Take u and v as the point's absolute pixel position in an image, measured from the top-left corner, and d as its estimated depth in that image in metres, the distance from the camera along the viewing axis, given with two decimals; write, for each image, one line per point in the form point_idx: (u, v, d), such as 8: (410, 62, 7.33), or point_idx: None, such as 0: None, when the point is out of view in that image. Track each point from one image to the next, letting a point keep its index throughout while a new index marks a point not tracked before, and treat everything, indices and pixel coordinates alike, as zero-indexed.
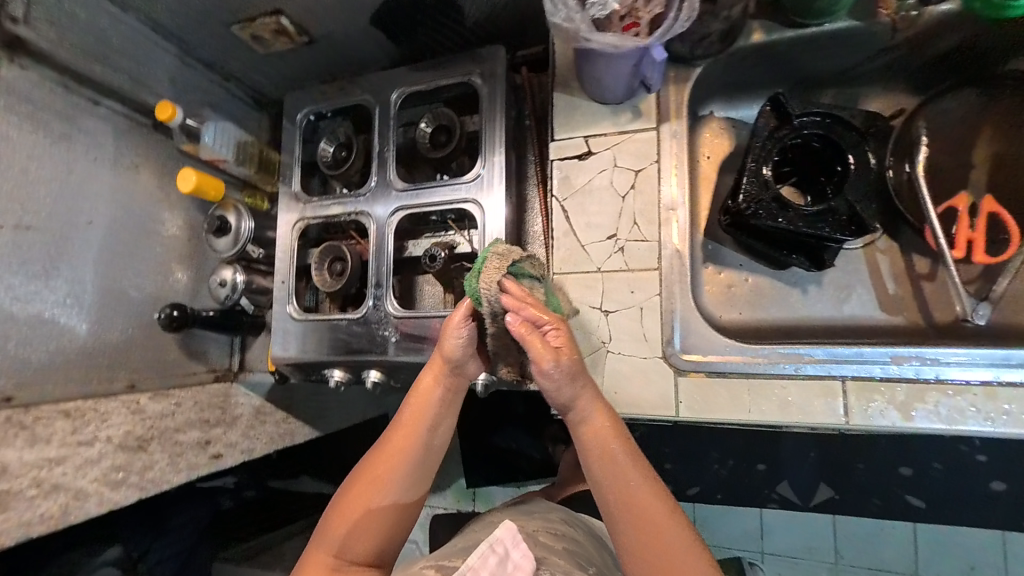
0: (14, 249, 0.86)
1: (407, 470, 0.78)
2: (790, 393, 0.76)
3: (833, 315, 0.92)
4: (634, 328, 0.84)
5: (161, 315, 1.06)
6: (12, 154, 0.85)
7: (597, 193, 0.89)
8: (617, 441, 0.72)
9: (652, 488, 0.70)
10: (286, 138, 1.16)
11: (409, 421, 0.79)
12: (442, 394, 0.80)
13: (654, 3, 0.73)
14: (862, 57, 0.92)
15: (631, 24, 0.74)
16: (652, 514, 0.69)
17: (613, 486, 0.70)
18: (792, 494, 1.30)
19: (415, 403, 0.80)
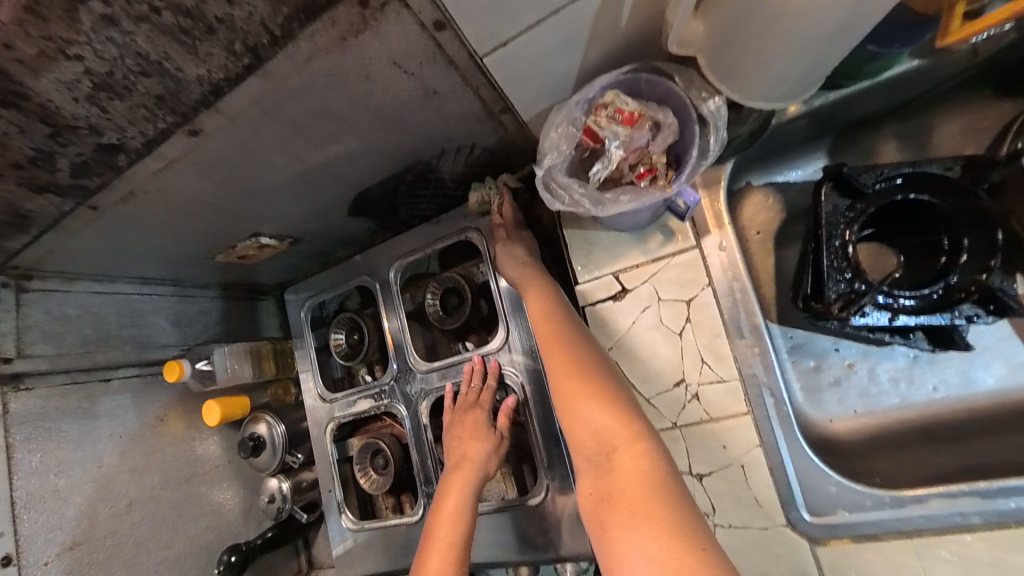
0: (67, 575, 0.83)
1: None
2: (975, 552, 0.58)
3: (975, 393, 0.73)
4: (741, 494, 0.69)
5: (220, 565, 0.99)
6: (40, 481, 0.82)
7: (645, 337, 0.75)
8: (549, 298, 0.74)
9: (594, 379, 0.65)
10: (296, 333, 1.10)
11: (444, 516, 0.75)
12: (462, 496, 0.77)
13: (666, 133, 0.59)
14: (935, 82, 0.70)
15: (646, 168, 0.60)
16: (596, 421, 0.61)
17: (563, 398, 0.65)
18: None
19: (449, 504, 0.76)
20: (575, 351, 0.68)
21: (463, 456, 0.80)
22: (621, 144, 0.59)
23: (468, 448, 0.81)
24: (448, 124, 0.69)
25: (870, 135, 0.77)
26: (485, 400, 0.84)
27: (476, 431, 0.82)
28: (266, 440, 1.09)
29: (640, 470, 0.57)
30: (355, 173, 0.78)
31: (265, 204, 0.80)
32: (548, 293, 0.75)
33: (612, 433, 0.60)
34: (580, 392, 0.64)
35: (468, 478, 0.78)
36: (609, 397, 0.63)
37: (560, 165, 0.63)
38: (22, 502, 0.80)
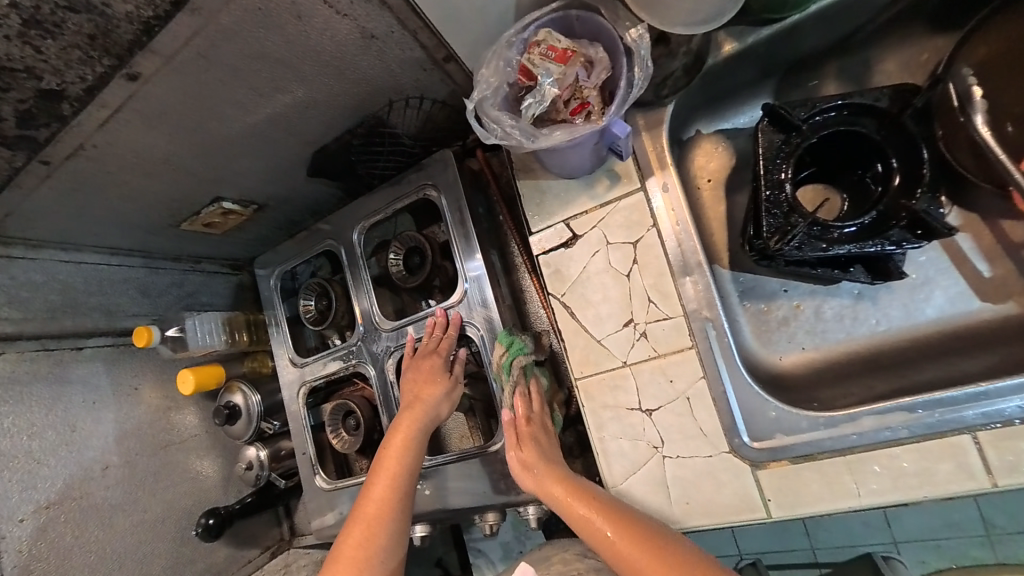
0: (40, 533, 0.85)
1: (400, 498, 0.78)
2: (904, 462, 0.60)
3: (917, 322, 0.75)
4: (688, 424, 0.71)
5: (198, 527, 1.01)
6: (12, 443, 0.84)
7: (595, 280, 0.77)
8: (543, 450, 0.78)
9: (588, 494, 0.70)
10: (267, 304, 1.11)
11: (394, 450, 0.81)
12: (419, 431, 0.82)
13: (598, 69, 0.61)
14: (869, 17, 0.71)
15: (579, 105, 0.62)
16: (631, 556, 0.63)
17: (578, 518, 0.69)
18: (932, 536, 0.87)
19: (399, 436, 0.82)
20: (546, 462, 0.76)
21: (416, 397, 0.85)
22: (553, 78, 0.60)
23: (422, 390, 0.85)
24: (392, 72, 0.71)
25: (811, 76, 0.79)
26: (445, 347, 0.87)
27: (432, 376, 0.86)
28: (242, 410, 1.11)
29: (658, 556, 0.61)
30: (308, 129, 0.79)
31: (222, 164, 0.82)
32: (552, 463, 0.76)
33: (620, 539, 0.65)
34: (541, 463, 0.76)
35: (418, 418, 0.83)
36: (580, 488, 0.72)
37: (495, 100, 0.64)
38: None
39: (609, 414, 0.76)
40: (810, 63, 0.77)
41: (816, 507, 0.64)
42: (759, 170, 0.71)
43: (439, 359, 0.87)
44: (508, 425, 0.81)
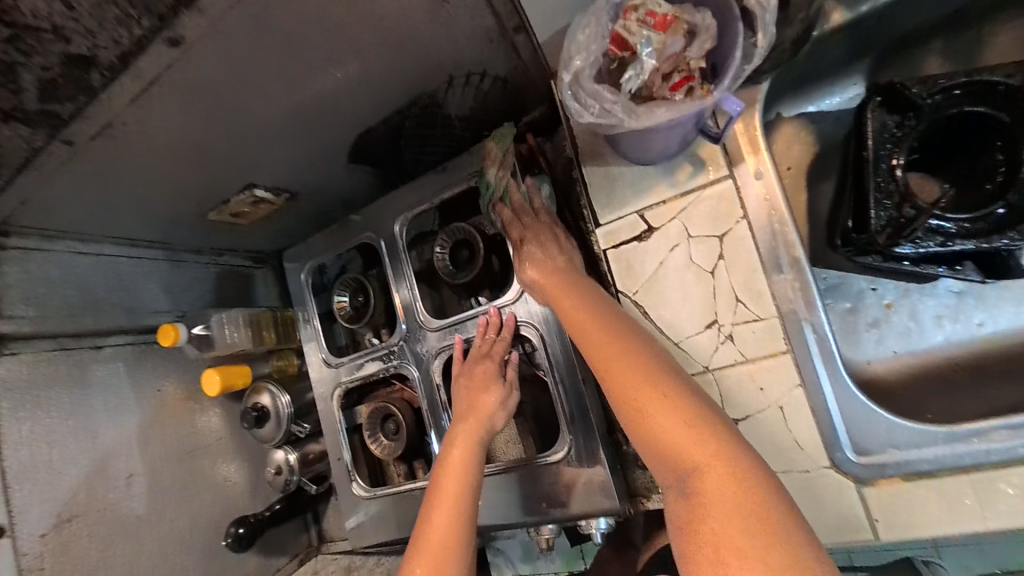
0: (63, 551, 0.76)
1: (466, 523, 0.70)
2: None
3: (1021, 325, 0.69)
4: (780, 437, 0.65)
5: (228, 538, 0.95)
6: (31, 454, 0.76)
7: (673, 277, 0.70)
8: (583, 304, 0.67)
9: (685, 398, 0.56)
10: (297, 300, 1.04)
11: (453, 470, 0.74)
12: (477, 446, 0.76)
13: (703, 38, 0.53)
14: None
15: (681, 78, 0.55)
16: (670, 435, 0.54)
17: (637, 421, 0.57)
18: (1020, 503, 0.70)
19: (456, 454, 0.75)
20: (595, 318, 0.65)
21: (470, 407, 0.79)
22: (654, 49, 0.52)
23: (475, 398, 0.79)
24: (458, 44, 0.63)
25: (913, 53, 0.71)
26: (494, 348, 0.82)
27: (484, 384, 0.80)
28: (271, 411, 1.04)
29: (728, 487, 0.50)
30: (357, 108, 0.72)
31: (259, 147, 0.74)
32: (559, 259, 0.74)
33: (693, 443, 0.53)
34: (632, 371, 0.59)
35: (475, 432, 0.77)
36: (688, 401, 0.56)
37: (585, 76, 0.56)
38: (13, 474, 0.74)
39: None
40: (914, 39, 0.70)
41: (929, 530, 0.58)
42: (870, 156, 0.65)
43: (488, 365, 0.81)
44: (553, 285, 0.71)
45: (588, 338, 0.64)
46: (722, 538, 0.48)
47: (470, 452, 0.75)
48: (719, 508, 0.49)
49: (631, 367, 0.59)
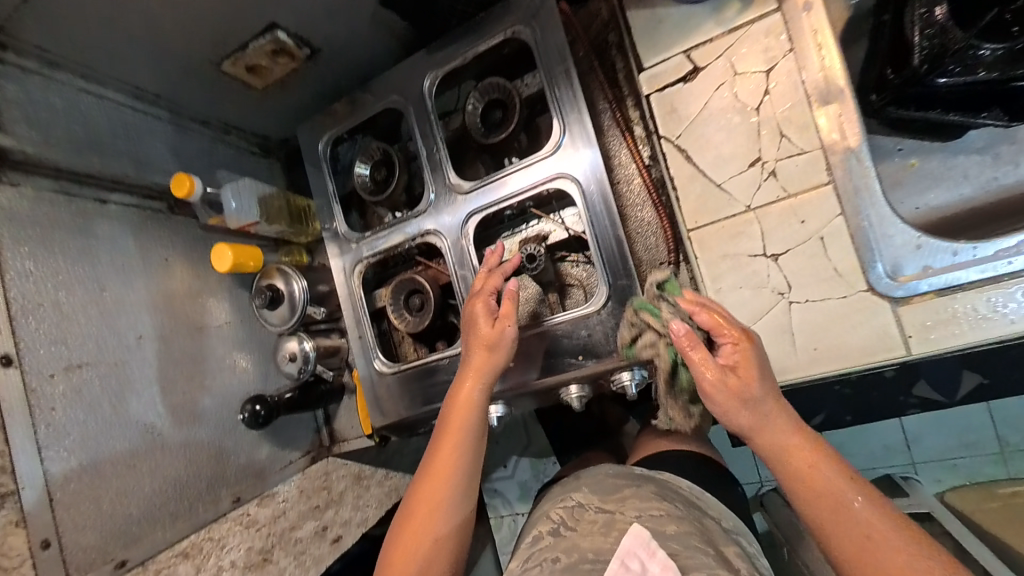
0: (74, 395, 0.70)
1: (455, 475, 0.70)
2: None
3: None
4: (819, 266, 0.66)
5: (244, 414, 0.90)
6: (37, 291, 0.70)
7: (718, 116, 0.71)
8: (787, 420, 0.60)
9: (833, 465, 0.58)
10: (313, 178, 1.00)
11: (450, 418, 0.73)
12: (484, 386, 0.74)
13: None
14: None
15: None
16: (841, 488, 0.56)
17: (801, 476, 0.58)
18: (935, 397, 0.91)
19: (464, 394, 0.73)
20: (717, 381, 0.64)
21: (479, 347, 0.75)
22: None
23: (484, 335, 0.75)
24: None
25: None
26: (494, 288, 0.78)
27: (494, 328, 0.74)
28: (286, 296, 1.00)
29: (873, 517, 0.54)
30: None
31: None
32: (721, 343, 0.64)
33: (849, 494, 0.56)
34: (825, 481, 0.57)
35: (478, 379, 0.73)
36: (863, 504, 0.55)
37: None
38: (18, 307, 0.68)
39: (727, 264, 0.70)
40: None
41: (963, 341, 0.61)
42: None
43: (490, 309, 0.76)
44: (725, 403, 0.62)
45: (725, 400, 0.62)
46: (829, 516, 0.55)
47: (466, 402, 0.73)
48: (857, 522, 0.54)
49: (851, 509, 0.55)
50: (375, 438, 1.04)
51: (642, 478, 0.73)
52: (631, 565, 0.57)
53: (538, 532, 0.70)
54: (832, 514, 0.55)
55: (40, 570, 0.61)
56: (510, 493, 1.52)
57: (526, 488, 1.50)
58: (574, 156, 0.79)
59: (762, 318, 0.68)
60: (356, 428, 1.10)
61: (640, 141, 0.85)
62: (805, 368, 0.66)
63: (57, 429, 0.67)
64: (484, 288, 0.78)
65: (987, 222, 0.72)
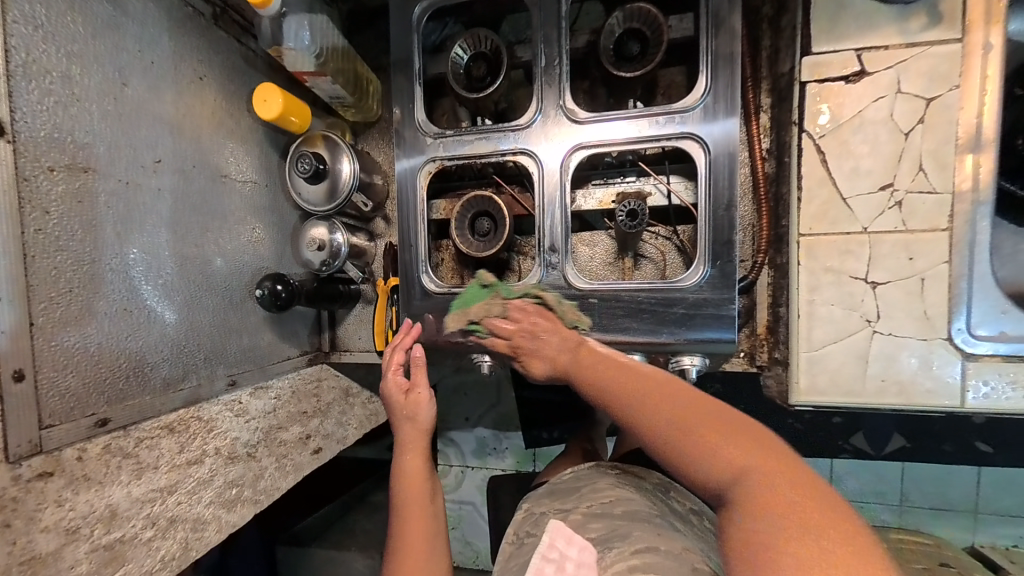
0: (74, 204, 0.54)
1: (431, 506, 0.75)
2: None
3: None
4: (913, 304, 0.69)
5: (260, 291, 0.78)
6: (45, 51, 0.52)
7: (870, 129, 0.69)
8: (671, 400, 0.57)
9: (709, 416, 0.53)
10: (397, 48, 0.84)
11: (412, 470, 0.77)
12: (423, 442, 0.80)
13: None
14: None
15: None
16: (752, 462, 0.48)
17: (709, 433, 0.52)
18: (867, 444, 1.12)
19: (409, 439, 0.80)
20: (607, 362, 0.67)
21: (410, 412, 0.80)
22: None
23: (406, 402, 0.81)
24: None
25: None
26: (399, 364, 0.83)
27: (409, 397, 0.81)
28: (331, 173, 0.86)
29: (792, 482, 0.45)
30: None
31: None
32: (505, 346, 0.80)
33: (773, 465, 0.47)
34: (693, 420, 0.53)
35: (416, 417, 0.81)
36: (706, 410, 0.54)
37: None
38: (20, 60, 0.49)
39: (827, 277, 0.71)
40: None
41: (1015, 407, 0.67)
42: None
43: (400, 381, 0.83)
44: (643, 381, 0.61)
45: (614, 385, 0.63)
46: (756, 489, 0.45)
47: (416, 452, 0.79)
48: (728, 463, 0.49)
49: (714, 432, 0.51)
50: None
51: (614, 472, 0.70)
52: (552, 555, 0.54)
53: (532, 515, 0.68)
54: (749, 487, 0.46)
55: (7, 405, 0.47)
56: (467, 445, 1.44)
57: (484, 445, 1.42)
58: (715, 120, 0.73)
59: (842, 337, 0.71)
60: (362, 341, 1.02)
61: (761, 130, 0.82)
62: (864, 394, 0.71)
63: (49, 237, 0.51)
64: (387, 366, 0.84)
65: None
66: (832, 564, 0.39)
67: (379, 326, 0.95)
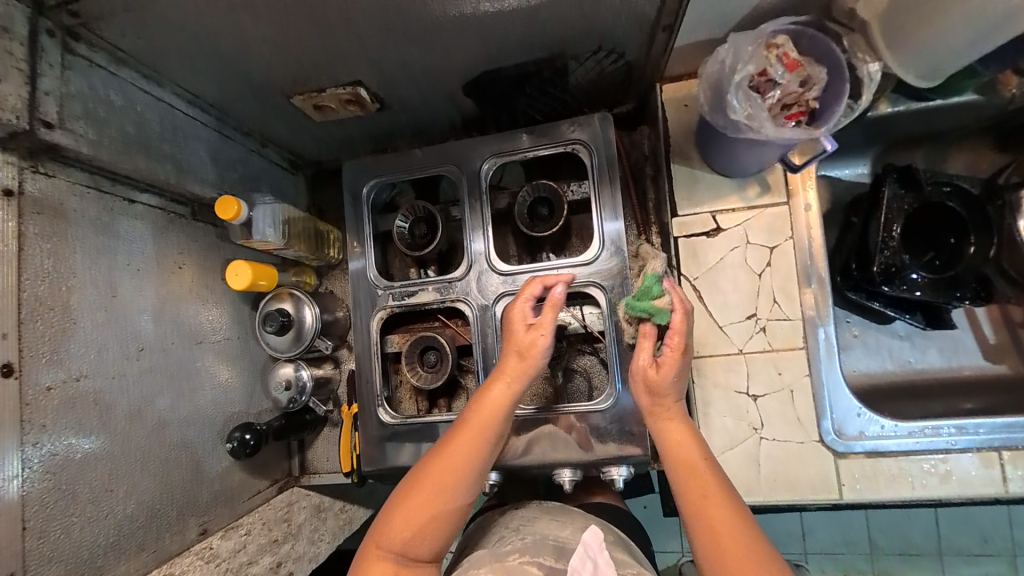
0: (67, 409, 0.65)
1: (482, 458, 0.71)
2: (951, 467, 0.77)
3: (945, 369, 0.95)
4: (787, 412, 0.82)
5: (231, 443, 0.87)
6: (51, 292, 0.65)
7: (730, 272, 0.86)
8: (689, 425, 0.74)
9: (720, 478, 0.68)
10: (351, 219, 1.01)
11: (491, 400, 0.73)
12: (500, 397, 0.73)
13: (816, 84, 0.69)
14: (955, 121, 0.93)
15: (796, 111, 0.70)
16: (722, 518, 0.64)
17: (693, 501, 0.67)
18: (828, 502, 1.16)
19: (489, 400, 0.73)
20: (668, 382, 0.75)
21: (501, 375, 0.74)
22: (784, 84, 0.68)
23: (511, 364, 0.75)
24: (612, 23, 0.74)
25: (902, 153, 0.99)
26: (546, 339, 0.74)
27: (528, 335, 0.74)
28: (295, 322, 0.99)
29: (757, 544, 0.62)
30: (499, 47, 0.78)
31: (396, 50, 0.76)
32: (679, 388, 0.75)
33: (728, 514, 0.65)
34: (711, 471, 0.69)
35: (503, 391, 0.74)
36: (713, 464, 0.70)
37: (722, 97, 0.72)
38: (28, 310, 0.62)
39: (717, 392, 0.84)
40: (903, 145, 0.99)
41: (880, 495, 0.79)
42: (885, 209, 0.86)
43: (526, 313, 0.77)
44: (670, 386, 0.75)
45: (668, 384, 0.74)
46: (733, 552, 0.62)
47: (475, 438, 0.71)
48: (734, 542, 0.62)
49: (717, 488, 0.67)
50: (353, 477, 1.04)
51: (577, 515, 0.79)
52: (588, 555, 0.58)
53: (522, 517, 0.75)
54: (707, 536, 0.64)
55: None
56: None
57: None
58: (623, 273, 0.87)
59: (738, 444, 0.82)
60: (329, 462, 1.11)
61: None
62: (762, 493, 0.81)
63: (44, 444, 0.62)
64: (518, 320, 0.76)
65: (903, 397, 0.92)
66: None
67: (343, 449, 1.04)
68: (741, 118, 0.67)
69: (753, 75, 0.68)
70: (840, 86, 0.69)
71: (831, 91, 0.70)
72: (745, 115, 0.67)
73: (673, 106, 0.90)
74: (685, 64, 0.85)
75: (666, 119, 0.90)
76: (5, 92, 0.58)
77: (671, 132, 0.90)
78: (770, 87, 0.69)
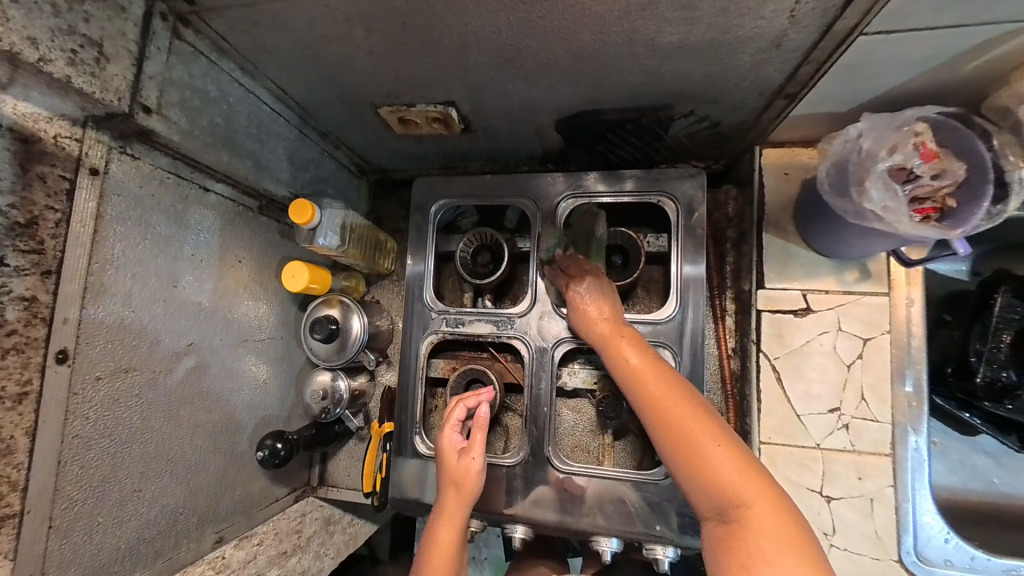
0: (110, 404, 0.62)
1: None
2: None
3: None
4: (862, 523, 0.75)
5: (262, 451, 0.83)
6: (115, 279, 0.62)
7: (816, 358, 0.79)
8: (647, 354, 0.72)
9: (701, 413, 0.63)
10: (415, 236, 0.97)
11: (445, 535, 0.78)
12: (458, 528, 0.79)
13: (954, 181, 0.63)
14: None
15: (929, 207, 0.64)
16: (724, 466, 0.58)
17: (678, 439, 0.62)
18: None
19: (444, 533, 0.78)
20: (640, 349, 0.73)
21: (451, 506, 0.80)
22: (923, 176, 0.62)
23: (454, 495, 0.80)
24: (733, 84, 0.70)
25: (1012, 257, 0.92)
26: (477, 478, 0.81)
27: (461, 463, 0.81)
28: (341, 331, 0.95)
29: (789, 514, 0.54)
30: (607, 90, 0.74)
31: (500, 80, 0.73)
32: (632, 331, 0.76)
33: (746, 479, 0.57)
34: (677, 400, 0.65)
35: (458, 520, 0.79)
36: (684, 393, 0.66)
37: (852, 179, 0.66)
38: (92, 297, 0.59)
39: (788, 489, 0.77)
40: (1014, 249, 0.91)
41: None
42: (998, 319, 0.79)
43: (457, 442, 0.83)
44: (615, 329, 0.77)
45: (639, 367, 0.71)
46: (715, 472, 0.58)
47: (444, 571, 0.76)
48: (717, 461, 0.59)
49: (689, 416, 0.63)
50: (374, 499, 0.99)
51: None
52: None
53: None
54: (715, 496, 0.57)
55: None
56: None
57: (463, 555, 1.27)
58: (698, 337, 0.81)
59: None
60: (351, 477, 1.08)
61: (727, 331, 0.92)
62: None
63: (82, 437, 0.59)
64: (449, 451, 0.82)
65: (988, 522, 0.84)
66: (752, 531, 0.54)
67: (369, 468, 0.99)
68: (874, 209, 0.62)
69: (892, 164, 0.62)
70: (980, 189, 0.62)
71: (969, 190, 0.63)
72: (880, 206, 0.61)
73: (772, 173, 0.85)
74: (795, 132, 0.80)
75: (764, 186, 0.85)
76: (113, 72, 0.56)
77: (768, 200, 0.85)
78: (906, 178, 0.63)
